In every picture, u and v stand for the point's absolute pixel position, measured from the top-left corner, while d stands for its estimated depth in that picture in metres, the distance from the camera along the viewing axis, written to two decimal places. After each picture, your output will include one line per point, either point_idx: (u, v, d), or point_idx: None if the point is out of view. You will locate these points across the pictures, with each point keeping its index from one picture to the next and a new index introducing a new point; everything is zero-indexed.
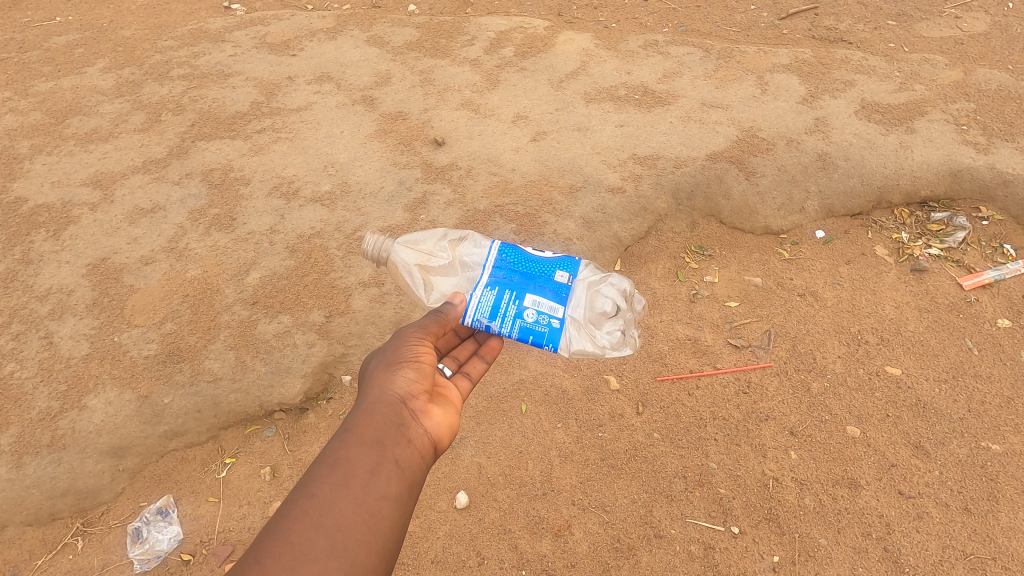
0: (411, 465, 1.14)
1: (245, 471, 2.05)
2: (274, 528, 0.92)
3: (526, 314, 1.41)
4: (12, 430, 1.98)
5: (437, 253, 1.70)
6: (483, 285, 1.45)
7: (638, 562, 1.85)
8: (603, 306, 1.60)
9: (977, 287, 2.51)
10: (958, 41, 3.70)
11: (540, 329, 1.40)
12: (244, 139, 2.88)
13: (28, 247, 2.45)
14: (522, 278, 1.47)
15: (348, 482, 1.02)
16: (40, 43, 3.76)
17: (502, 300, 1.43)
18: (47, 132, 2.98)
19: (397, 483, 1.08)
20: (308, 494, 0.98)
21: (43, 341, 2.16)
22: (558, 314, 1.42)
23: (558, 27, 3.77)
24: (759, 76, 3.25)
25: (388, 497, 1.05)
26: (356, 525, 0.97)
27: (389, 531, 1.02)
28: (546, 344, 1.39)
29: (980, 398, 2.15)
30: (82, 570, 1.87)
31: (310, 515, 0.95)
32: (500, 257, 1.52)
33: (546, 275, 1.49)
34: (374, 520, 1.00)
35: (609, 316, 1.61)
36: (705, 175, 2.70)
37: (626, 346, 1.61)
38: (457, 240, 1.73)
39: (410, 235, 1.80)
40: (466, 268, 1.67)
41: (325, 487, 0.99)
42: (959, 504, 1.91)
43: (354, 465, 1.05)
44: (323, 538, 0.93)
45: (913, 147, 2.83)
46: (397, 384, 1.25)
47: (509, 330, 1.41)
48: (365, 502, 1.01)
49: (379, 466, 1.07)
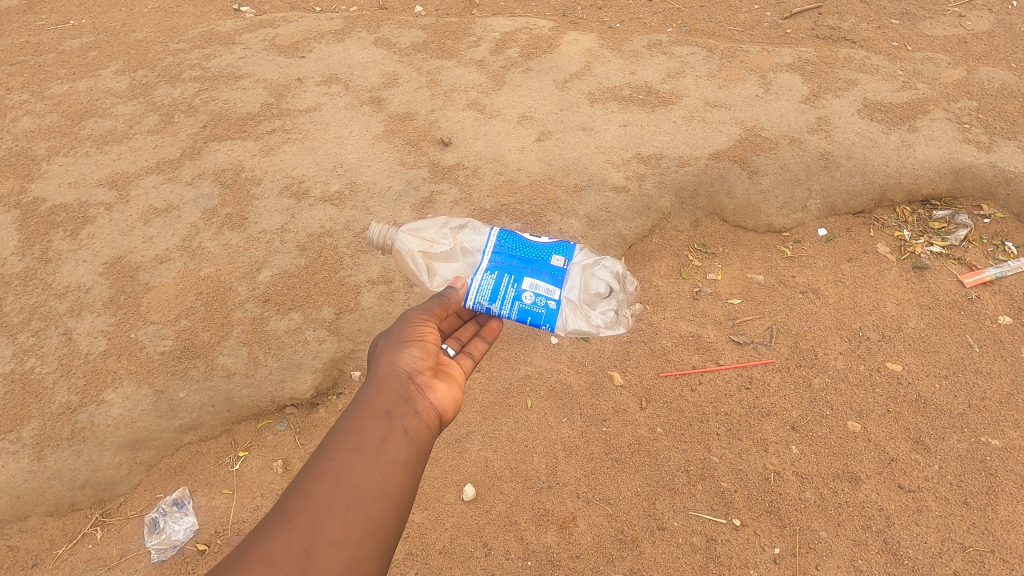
0: (419, 434, 1.19)
1: (258, 464, 2.10)
2: (297, 487, 0.99)
3: (524, 297, 1.51)
4: (34, 423, 2.04)
5: (439, 240, 1.79)
6: (483, 270, 1.54)
7: (641, 553, 1.89)
8: (597, 287, 1.72)
9: (979, 284, 2.53)
10: (962, 40, 3.72)
11: (538, 310, 1.51)
12: (255, 140, 2.94)
13: (47, 246, 2.51)
14: (520, 262, 1.56)
15: (362, 447, 1.07)
16: (55, 46, 3.83)
17: (502, 283, 1.53)
18: (64, 134, 3.04)
19: (408, 448, 1.13)
20: (325, 457, 1.04)
21: (62, 338, 2.22)
22: (555, 296, 1.52)
23: (564, 27, 3.81)
24: (763, 75, 3.28)
25: (400, 461, 1.10)
26: (371, 484, 1.03)
27: (402, 491, 1.07)
28: (544, 324, 1.51)
29: (980, 394, 2.18)
30: (101, 559, 1.92)
31: (328, 475, 1.01)
32: (498, 242, 1.60)
33: (543, 259, 1.57)
34: (387, 481, 1.06)
35: (602, 297, 1.74)
36: (708, 175, 2.74)
37: (619, 325, 1.79)
38: (458, 227, 1.81)
39: (411, 223, 1.87)
40: (466, 254, 1.76)
41: (340, 451, 1.05)
42: (958, 498, 1.94)
43: (366, 432, 1.10)
44: (341, 495, 0.99)
45: (915, 145, 2.86)
46: (404, 360, 1.30)
47: (508, 311, 1.51)
48: (378, 464, 1.06)
49: (390, 433, 1.12)
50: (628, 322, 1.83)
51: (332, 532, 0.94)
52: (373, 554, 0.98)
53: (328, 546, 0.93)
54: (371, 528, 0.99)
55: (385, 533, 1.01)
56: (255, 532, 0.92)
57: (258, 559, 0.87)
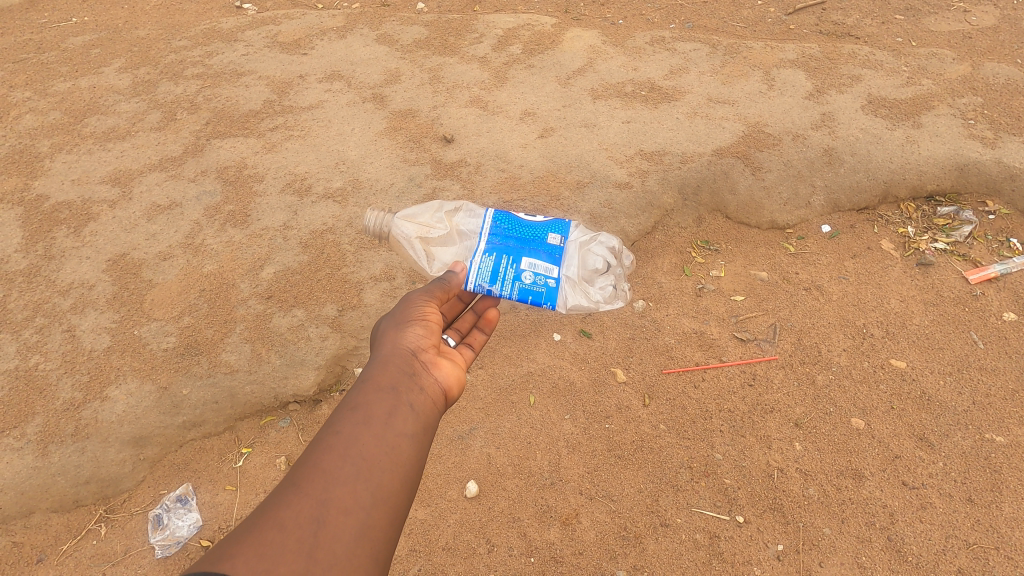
0: (425, 408, 1.19)
1: (261, 461, 2.10)
2: (306, 459, 1.00)
3: (524, 276, 1.58)
4: (38, 420, 2.05)
5: (435, 225, 1.85)
6: (482, 253, 1.61)
7: (645, 549, 1.88)
8: (595, 263, 1.83)
9: (984, 280, 2.52)
10: (967, 35, 3.70)
11: (538, 289, 1.57)
12: (258, 137, 2.94)
13: (50, 243, 2.52)
14: (517, 243, 1.62)
15: (369, 421, 1.08)
16: (58, 44, 3.83)
17: (501, 265, 1.59)
18: (66, 132, 3.05)
19: (414, 422, 1.14)
20: (332, 430, 1.05)
21: (66, 334, 2.23)
22: (553, 274, 1.59)
23: (566, 23, 3.80)
24: (766, 71, 3.27)
25: (407, 434, 1.11)
26: (379, 456, 1.04)
27: (410, 463, 1.08)
28: (545, 303, 1.57)
29: (985, 390, 2.17)
30: (105, 555, 1.93)
31: (336, 447, 1.02)
32: (495, 224, 1.65)
33: (539, 239, 1.63)
34: (395, 453, 1.07)
35: (600, 273, 1.85)
36: (711, 171, 2.74)
37: (616, 299, 1.93)
38: (453, 213, 1.88)
39: (407, 210, 1.95)
40: (463, 237, 1.80)
41: (347, 425, 1.06)
42: (963, 495, 1.93)
43: (373, 407, 1.11)
44: (350, 466, 1.00)
45: (919, 141, 2.84)
46: (408, 339, 1.31)
47: (509, 292, 1.58)
48: (385, 437, 1.07)
49: (396, 407, 1.13)
50: (624, 297, 1.99)
51: (342, 500, 0.96)
52: (383, 522, 0.99)
53: (339, 514, 0.94)
54: (381, 498, 1.00)
55: (395, 503, 1.03)
56: (266, 503, 0.94)
57: (270, 526, 0.89)
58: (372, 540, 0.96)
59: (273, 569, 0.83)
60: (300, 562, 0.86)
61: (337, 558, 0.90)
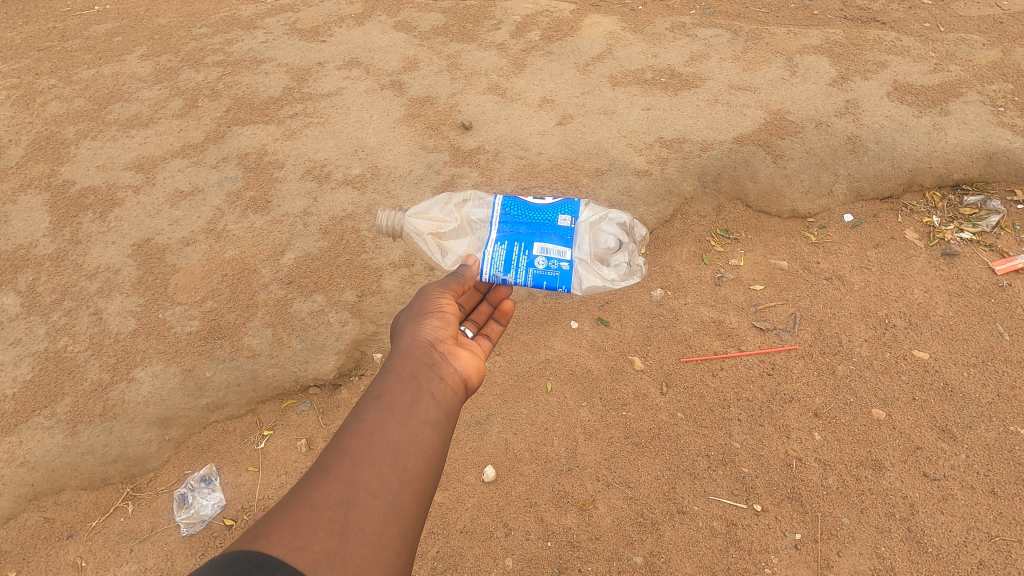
0: (447, 397, 1.20)
1: (282, 443, 2.12)
2: (332, 446, 1.02)
3: (537, 263, 1.60)
4: (68, 400, 2.10)
5: (445, 219, 1.85)
6: (494, 241, 1.63)
7: (661, 535, 1.89)
8: (606, 242, 1.81)
9: (1011, 271, 2.46)
10: (998, 19, 3.60)
11: (552, 274, 1.60)
12: (278, 124, 2.96)
13: (77, 228, 2.56)
14: (528, 229, 1.64)
15: (393, 409, 1.10)
16: (81, 32, 3.88)
17: (513, 252, 1.61)
18: (91, 118, 3.09)
19: (435, 409, 1.15)
20: (359, 418, 1.07)
21: (94, 317, 2.28)
22: (566, 258, 1.61)
23: (585, 9, 3.76)
24: (789, 58, 3.21)
25: (430, 421, 1.12)
26: (403, 441, 1.06)
27: (434, 449, 1.09)
28: (560, 286, 1.60)
29: (1011, 382, 2.13)
30: (133, 532, 1.96)
31: (362, 434, 1.04)
32: (504, 211, 1.68)
33: (549, 222, 1.65)
34: (418, 439, 1.08)
35: (613, 250, 1.84)
36: (732, 159, 2.71)
37: (633, 274, 1.90)
38: (461, 202, 1.89)
39: (417, 206, 1.94)
40: (475, 227, 1.83)
41: (372, 413, 1.08)
42: (985, 487, 1.91)
43: (396, 396, 1.12)
44: (376, 450, 1.02)
45: (946, 129, 2.79)
46: (425, 330, 1.32)
47: (524, 278, 1.61)
48: (409, 424, 1.09)
49: (418, 395, 1.15)
50: (642, 269, 1.93)
51: (369, 482, 0.97)
52: (411, 504, 1.00)
53: (367, 496, 0.96)
54: (407, 480, 1.02)
55: (421, 485, 1.04)
56: (297, 488, 0.96)
57: (301, 507, 0.91)
58: (400, 520, 0.97)
59: (307, 547, 0.85)
60: (332, 540, 0.88)
61: (367, 538, 0.92)
